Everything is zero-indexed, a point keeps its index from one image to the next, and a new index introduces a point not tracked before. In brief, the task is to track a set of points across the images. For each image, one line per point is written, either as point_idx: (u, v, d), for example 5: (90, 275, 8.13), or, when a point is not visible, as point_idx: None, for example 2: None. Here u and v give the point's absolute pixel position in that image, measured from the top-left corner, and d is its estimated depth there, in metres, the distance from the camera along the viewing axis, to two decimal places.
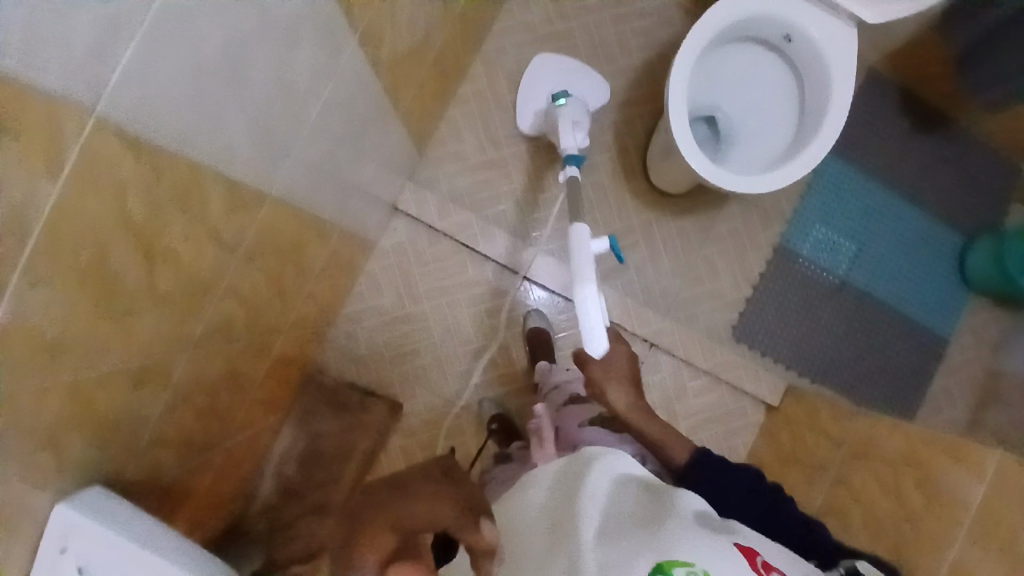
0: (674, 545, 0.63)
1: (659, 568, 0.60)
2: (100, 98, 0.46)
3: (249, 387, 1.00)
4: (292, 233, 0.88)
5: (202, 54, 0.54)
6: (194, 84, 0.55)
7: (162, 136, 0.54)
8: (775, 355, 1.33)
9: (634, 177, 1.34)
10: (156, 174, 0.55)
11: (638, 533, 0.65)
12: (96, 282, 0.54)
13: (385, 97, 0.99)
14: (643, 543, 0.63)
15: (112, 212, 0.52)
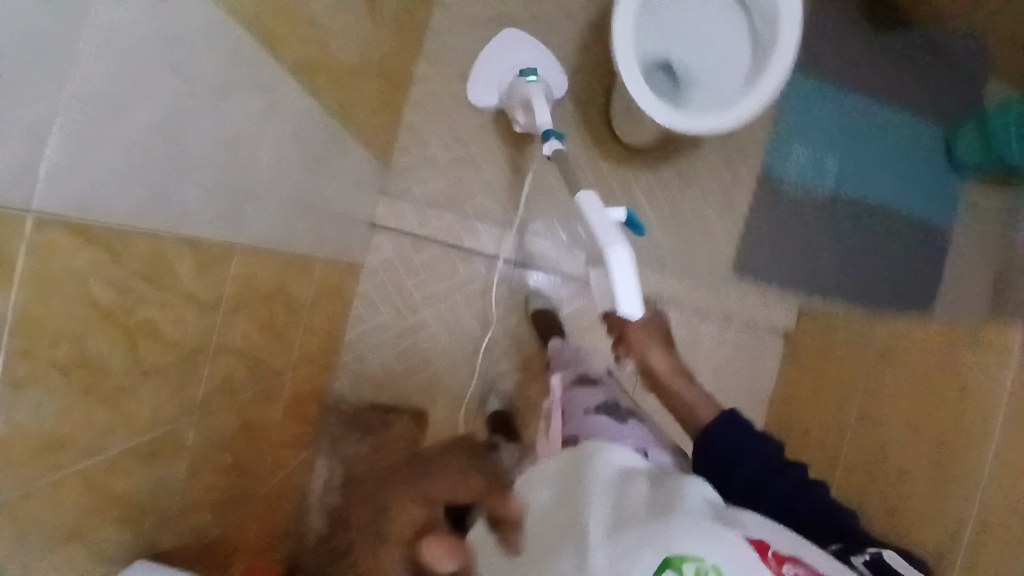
0: (680, 532, 0.49)
1: (667, 563, 0.47)
2: (33, 197, 0.43)
3: (269, 433, 1.00)
4: (275, 277, 0.87)
5: (134, 127, 0.51)
6: (131, 158, 0.52)
7: (117, 223, 0.53)
8: (780, 284, 1.32)
9: (604, 140, 1.31)
10: (115, 255, 0.54)
11: (646, 524, 0.51)
12: (82, 373, 0.54)
13: (339, 121, 0.95)
14: (650, 529, 0.50)
15: (82, 303, 0.52)
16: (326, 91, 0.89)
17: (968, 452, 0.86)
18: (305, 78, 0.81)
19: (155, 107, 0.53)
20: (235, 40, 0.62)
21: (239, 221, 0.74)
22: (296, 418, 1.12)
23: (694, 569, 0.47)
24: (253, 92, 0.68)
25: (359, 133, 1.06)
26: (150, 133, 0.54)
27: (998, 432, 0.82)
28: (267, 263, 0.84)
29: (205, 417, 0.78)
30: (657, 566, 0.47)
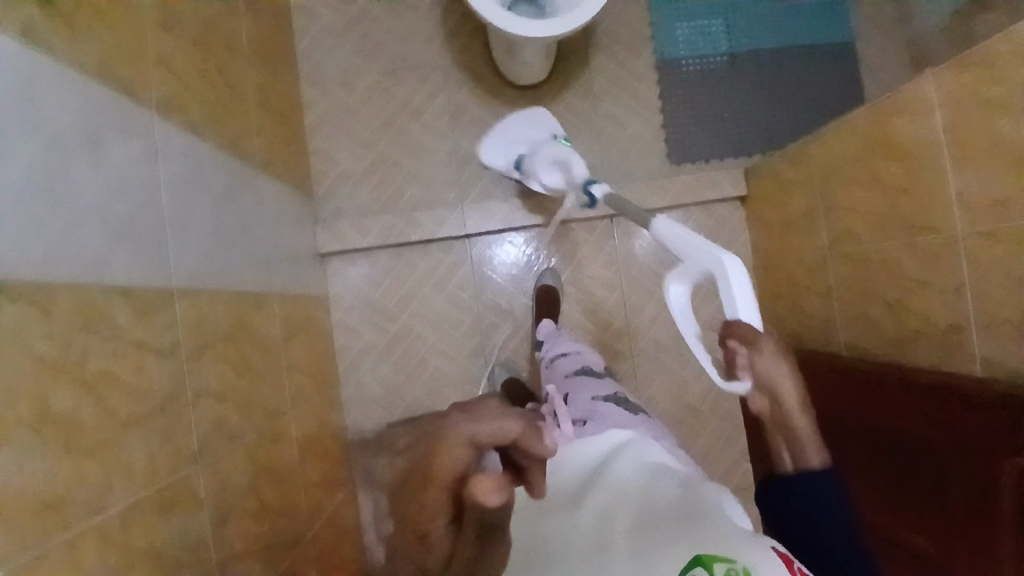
0: (712, 536, 0.54)
1: (696, 563, 0.51)
2: None
3: (293, 474, 1.00)
4: (230, 318, 0.88)
5: (19, 185, 0.54)
6: (27, 216, 0.55)
7: (32, 277, 0.55)
8: (717, 156, 1.35)
9: (501, 91, 1.33)
10: (44, 309, 0.56)
11: (672, 526, 0.56)
12: (52, 431, 0.55)
13: (236, 158, 0.98)
14: (679, 531, 0.55)
15: (25, 358, 0.53)
16: (208, 130, 0.90)
17: (932, 209, 0.86)
18: (179, 119, 0.83)
19: (30, 163, 0.55)
20: (81, 87, 0.64)
21: (166, 265, 0.75)
22: (319, 458, 1.12)
23: (724, 566, 0.50)
24: (121, 132, 0.70)
25: (265, 167, 1.07)
26: (36, 188, 0.56)
27: (951, 176, 0.83)
28: (216, 304, 0.85)
29: (212, 464, 0.79)
30: (688, 564, 0.52)
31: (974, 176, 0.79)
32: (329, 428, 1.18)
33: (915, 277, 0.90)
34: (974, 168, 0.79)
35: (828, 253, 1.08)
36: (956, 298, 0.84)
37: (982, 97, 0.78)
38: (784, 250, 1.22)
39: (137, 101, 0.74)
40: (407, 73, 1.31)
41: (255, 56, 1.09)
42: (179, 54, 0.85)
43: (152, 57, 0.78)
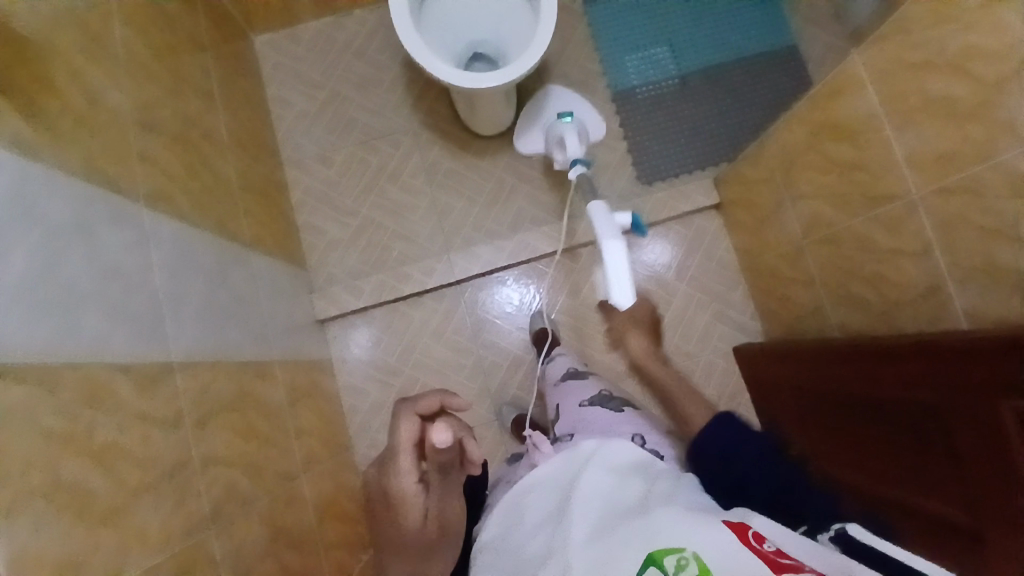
0: (666, 528, 0.55)
1: (650, 560, 0.53)
2: None
3: (312, 535, 1.01)
4: (232, 386, 0.91)
5: (19, 278, 0.59)
6: (27, 304, 0.60)
7: (35, 359, 0.59)
8: (687, 169, 1.39)
9: (471, 143, 1.41)
10: (52, 387, 0.60)
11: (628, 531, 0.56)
12: (66, 501, 0.59)
13: (225, 238, 1.04)
14: (632, 528, 0.56)
15: (36, 433, 0.57)
16: (195, 215, 0.96)
17: (882, 178, 0.90)
18: (166, 208, 0.89)
19: (28, 259, 0.61)
20: (73, 190, 0.70)
21: (166, 341, 0.79)
22: (338, 519, 1.12)
23: (676, 558, 0.52)
24: (113, 224, 0.76)
25: (255, 244, 1.13)
26: (34, 282, 0.61)
27: (894, 141, 0.86)
28: (217, 373, 0.88)
29: (227, 529, 0.81)
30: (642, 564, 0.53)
31: (913, 137, 0.82)
32: (346, 489, 1.19)
33: (886, 246, 0.92)
34: (910, 130, 0.82)
35: (802, 241, 1.11)
36: (927, 260, 0.86)
37: (906, 65, 0.81)
38: (763, 245, 1.24)
39: (124, 195, 0.81)
40: (381, 140, 1.40)
41: (237, 146, 1.17)
42: (162, 149, 0.92)
43: (136, 154, 0.85)
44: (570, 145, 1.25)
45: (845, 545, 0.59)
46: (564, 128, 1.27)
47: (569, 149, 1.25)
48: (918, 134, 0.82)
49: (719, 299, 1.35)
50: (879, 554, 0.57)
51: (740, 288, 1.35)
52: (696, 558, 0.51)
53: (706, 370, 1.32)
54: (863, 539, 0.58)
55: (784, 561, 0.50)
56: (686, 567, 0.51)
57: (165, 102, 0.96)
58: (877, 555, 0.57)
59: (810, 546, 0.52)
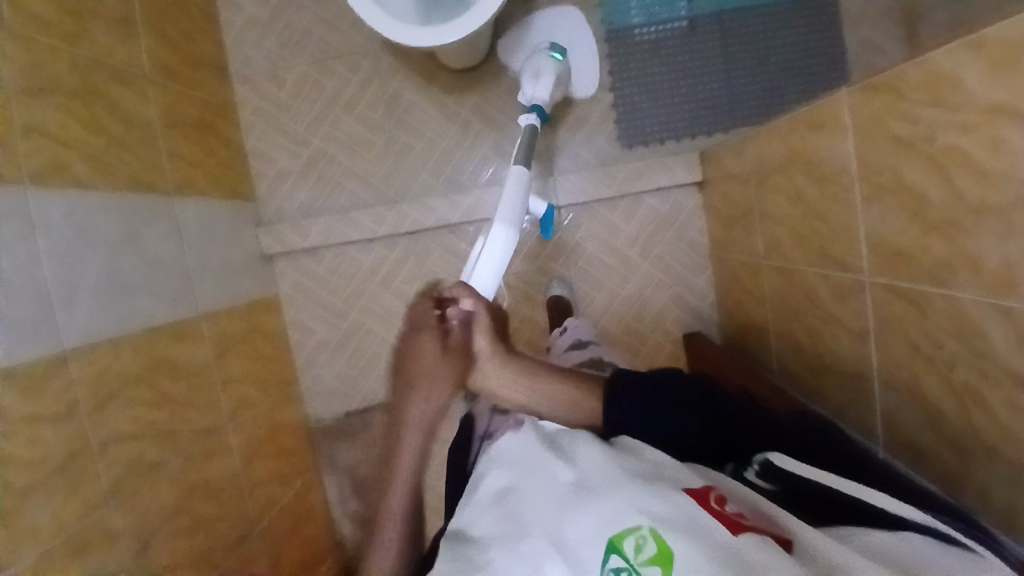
0: (620, 509, 0.46)
1: (613, 548, 0.44)
2: None
3: (236, 482, 1.08)
4: (141, 360, 0.92)
5: None
6: None
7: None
8: (675, 135, 1.23)
9: (435, 75, 1.26)
10: None
11: (573, 511, 0.48)
12: None
13: (143, 191, 0.99)
14: (581, 513, 0.47)
15: None
16: (99, 177, 0.91)
17: (840, 239, 0.78)
18: (59, 181, 0.85)
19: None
20: None
21: (55, 335, 0.80)
22: (272, 455, 1.20)
23: (635, 540, 0.43)
24: None
25: (183, 189, 1.08)
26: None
27: (861, 208, 0.73)
28: (120, 352, 0.89)
29: (134, 501, 0.86)
30: (603, 554, 0.44)
31: (880, 214, 0.70)
32: (285, 424, 1.26)
33: (829, 310, 0.83)
34: (879, 206, 0.69)
35: (761, 258, 1.01)
36: (862, 342, 0.77)
37: (884, 131, 0.67)
38: (730, 242, 1.14)
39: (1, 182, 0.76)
40: (336, 61, 1.26)
41: (164, 74, 1.07)
42: (55, 112, 0.85)
43: (19, 129, 0.80)
44: (541, 87, 1.13)
45: (786, 487, 0.57)
46: (542, 60, 1.15)
47: (537, 89, 1.14)
48: (883, 213, 0.69)
49: (680, 283, 1.27)
50: (800, 483, 0.56)
51: (706, 276, 1.26)
52: (653, 535, 0.42)
53: (653, 353, 1.28)
54: (788, 468, 0.57)
55: (745, 523, 0.44)
56: (645, 547, 0.42)
57: (61, 54, 0.88)
58: (820, 493, 0.55)
59: (756, 510, 0.48)
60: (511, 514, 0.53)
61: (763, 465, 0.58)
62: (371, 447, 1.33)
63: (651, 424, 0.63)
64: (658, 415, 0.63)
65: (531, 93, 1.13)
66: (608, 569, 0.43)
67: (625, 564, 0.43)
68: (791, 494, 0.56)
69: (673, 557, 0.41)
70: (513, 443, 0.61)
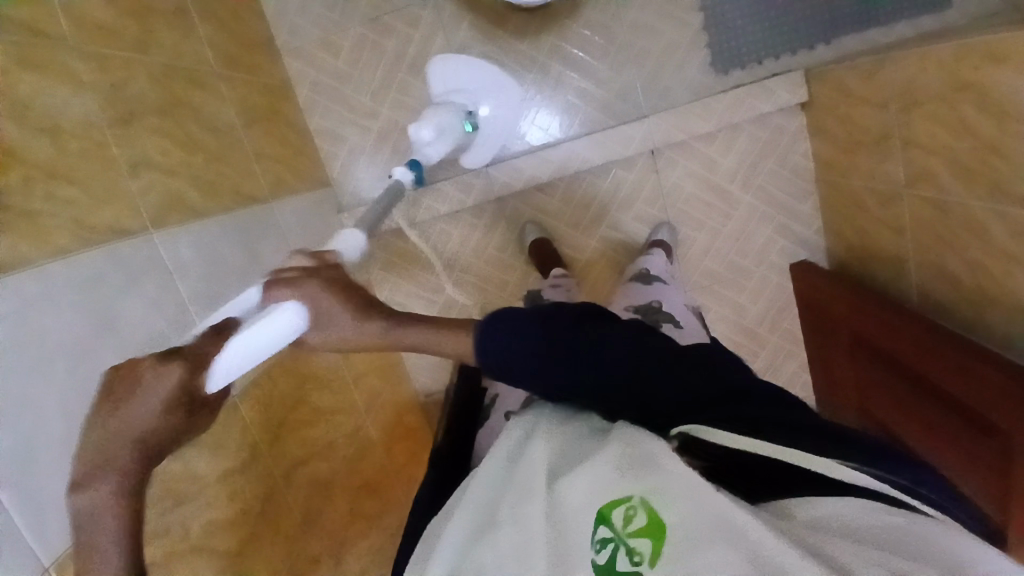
0: (622, 475, 0.46)
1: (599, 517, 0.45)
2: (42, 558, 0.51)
3: (384, 475, 1.09)
4: (293, 381, 0.91)
5: None
6: None
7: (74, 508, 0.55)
8: (773, 54, 1.13)
9: (506, 19, 1.14)
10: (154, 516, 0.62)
11: (567, 482, 0.48)
12: None
13: (242, 206, 0.92)
14: (575, 487, 0.47)
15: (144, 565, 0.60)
16: (206, 201, 0.85)
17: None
18: (179, 216, 0.78)
19: (47, 408, 0.54)
20: (75, 275, 0.60)
21: None
22: (403, 439, 1.21)
23: (624, 510, 0.44)
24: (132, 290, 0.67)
25: (277, 190, 1.02)
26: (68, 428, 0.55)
27: None
28: (275, 381, 0.87)
29: (319, 524, 0.88)
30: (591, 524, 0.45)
31: None
32: (406, 406, 1.26)
33: (999, 246, 0.80)
34: None
35: (901, 188, 0.97)
36: None
37: None
38: (850, 169, 1.09)
39: (133, 236, 0.69)
40: (396, 18, 1.15)
41: (227, 66, 0.97)
42: (153, 138, 0.77)
43: (126, 167, 0.71)
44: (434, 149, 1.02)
45: (720, 459, 0.51)
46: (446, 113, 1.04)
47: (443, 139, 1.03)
48: None
49: (785, 211, 1.23)
50: (722, 455, 0.51)
51: (812, 202, 1.22)
52: (643, 506, 0.43)
53: (761, 285, 1.26)
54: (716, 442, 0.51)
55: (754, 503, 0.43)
56: (634, 518, 0.43)
57: (137, 68, 0.77)
58: (747, 459, 0.50)
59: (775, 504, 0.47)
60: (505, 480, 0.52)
61: (682, 439, 0.52)
62: None
63: (514, 369, 0.58)
64: (514, 354, 0.58)
65: (421, 147, 1.01)
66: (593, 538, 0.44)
67: (611, 533, 0.43)
68: (724, 467, 0.51)
69: (667, 531, 0.42)
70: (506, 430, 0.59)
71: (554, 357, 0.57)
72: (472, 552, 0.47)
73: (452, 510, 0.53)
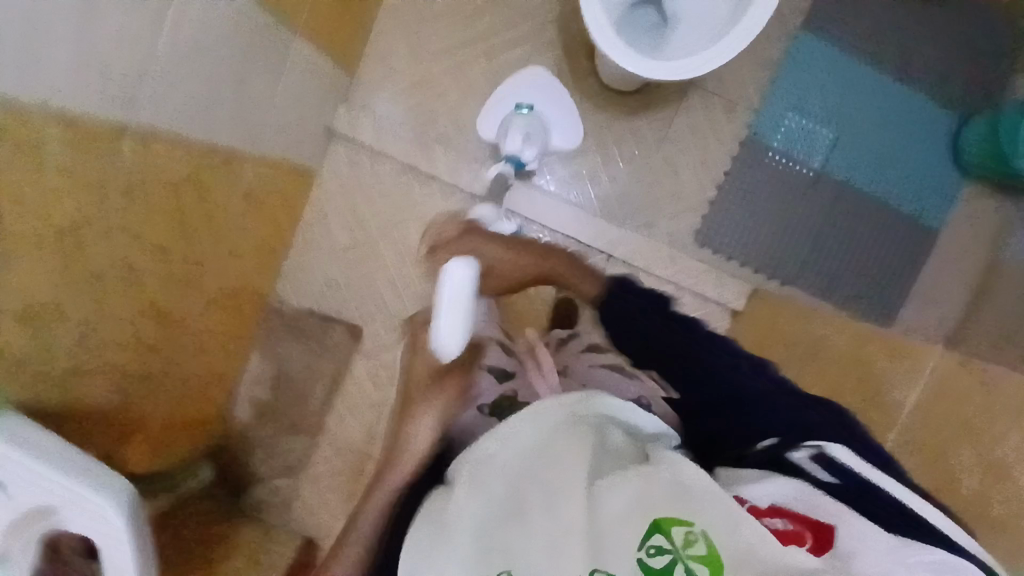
0: (673, 500, 0.52)
1: (655, 527, 0.50)
2: None
3: (185, 323, 1.03)
4: (188, 165, 0.89)
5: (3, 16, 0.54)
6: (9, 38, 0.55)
7: None
8: (743, 258, 1.25)
9: (582, 76, 1.24)
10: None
11: (622, 489, 0.53)
12: None
13: (273, 11, 0.94)
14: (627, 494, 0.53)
15: None
16: None
17: None
18: None
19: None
20: None
21: (132, 100, 0.75)
22: (227, 313, 1.14)
23: (684, 533, 0.50)
24: None
25: (308, 33, 1.06)
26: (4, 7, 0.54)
27: None
28: (175, 153, 0.86)
29: (101, 293, 0.82)
30: (645, 530, 0.50)
31: None
32: (254, 292, 1.21)
33: None
34: None
35: None
36: None
37: None
38: None
39: None
40: (504, 7, 1.24)
41: None
42: None
43: None
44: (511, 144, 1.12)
45: (848, 479, 0.54)
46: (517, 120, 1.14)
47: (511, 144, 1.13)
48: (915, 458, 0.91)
49: None
50: (856, 482, 0.54)
51: None
52: (705, 538, 0.49)
53: None
54: (845, 461, 0.56)
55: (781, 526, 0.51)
56: (694, 544, 0.49)
57: None
58: (870, 488, 0.53)
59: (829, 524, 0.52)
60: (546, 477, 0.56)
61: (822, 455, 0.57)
62: (318, 357, 1.29)
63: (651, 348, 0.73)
64: (639, 320, 0.74)
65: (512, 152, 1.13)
66: (649, 545, 0.49)
67: (669, 547, 0.49)
68: (850, 484, 0.54)
69: (723, 567, 0.48)
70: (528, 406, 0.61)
71: (686, 334, 0.71)
72: (525, 541, 0.52)
73: (487, 496, 0.55)
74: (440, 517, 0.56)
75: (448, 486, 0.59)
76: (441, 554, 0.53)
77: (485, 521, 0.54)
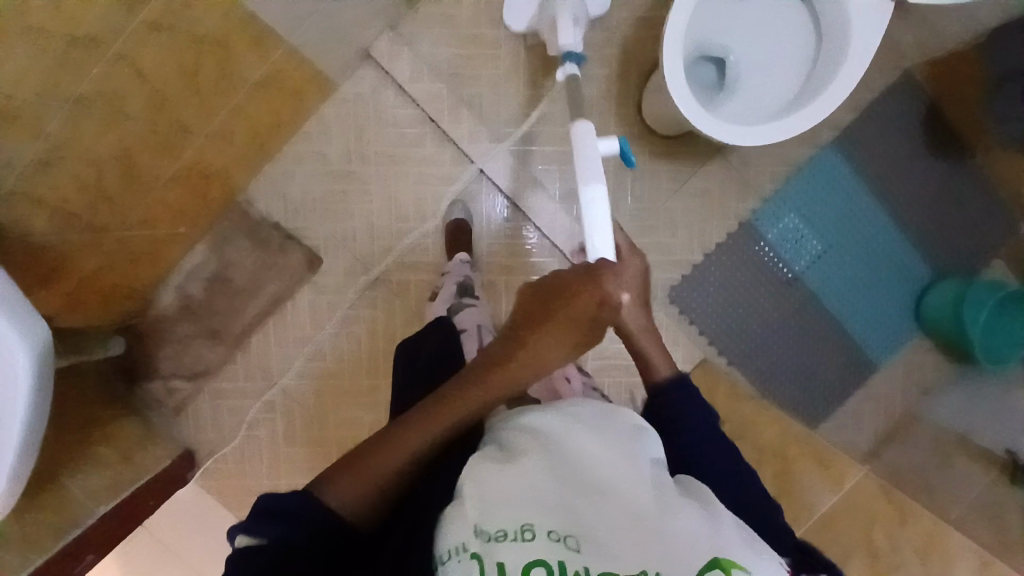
0: (723, 539, 0.50)
1: (717, 564, 0.48)
2: None
3: (151, 183, 0.97)
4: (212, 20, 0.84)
5: None
6: None
7: None
8: (702, 327, 1.29)
9: (625, 103, 1.26)
10: None
11: (674, 513, 0.51)
12: None
13: None
14: (680, 523, 0.51)
15: None
16: None
17: None
18: None
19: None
20: None
21: None
22: (189, 189, 1.06)
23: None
24: None
25: None
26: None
27: None
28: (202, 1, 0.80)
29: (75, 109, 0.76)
30: (704, 565, 0.48)
31: None
32: (225, 180, 1.13)
33: None
34: None
35: None
36: None
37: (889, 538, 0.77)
38: None
39: None
40: None
41: None
42: None
43: None
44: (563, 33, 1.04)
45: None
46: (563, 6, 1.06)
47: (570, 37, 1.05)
48: None
49: None
50: None
51: None
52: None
53: None
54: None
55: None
56: None
57: None
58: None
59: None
60: (593, 483, 0.53)
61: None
62: (265, 270, 1.21)
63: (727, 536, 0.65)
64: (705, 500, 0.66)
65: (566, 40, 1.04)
66: None
67: None
68: None
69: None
70: (585, 413, 0.60)
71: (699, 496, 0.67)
72: (573, 541, 0.49)
73: (531, 486, 0.53)
74: (510, 464, 0.55)
75: (490, 462, 0.56)
76: (486, 507, 0.52)
77: (528, 512, 0.51)
